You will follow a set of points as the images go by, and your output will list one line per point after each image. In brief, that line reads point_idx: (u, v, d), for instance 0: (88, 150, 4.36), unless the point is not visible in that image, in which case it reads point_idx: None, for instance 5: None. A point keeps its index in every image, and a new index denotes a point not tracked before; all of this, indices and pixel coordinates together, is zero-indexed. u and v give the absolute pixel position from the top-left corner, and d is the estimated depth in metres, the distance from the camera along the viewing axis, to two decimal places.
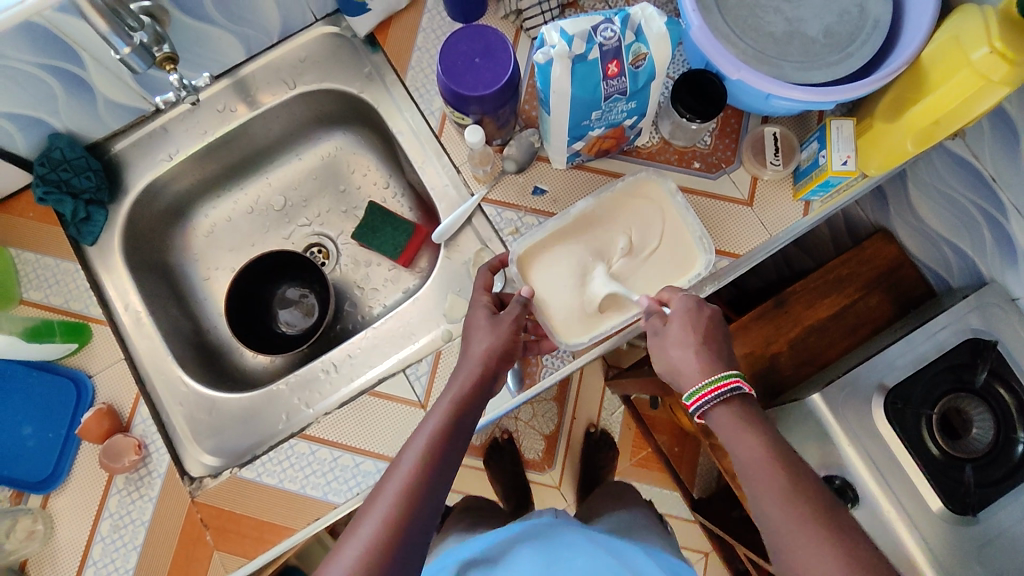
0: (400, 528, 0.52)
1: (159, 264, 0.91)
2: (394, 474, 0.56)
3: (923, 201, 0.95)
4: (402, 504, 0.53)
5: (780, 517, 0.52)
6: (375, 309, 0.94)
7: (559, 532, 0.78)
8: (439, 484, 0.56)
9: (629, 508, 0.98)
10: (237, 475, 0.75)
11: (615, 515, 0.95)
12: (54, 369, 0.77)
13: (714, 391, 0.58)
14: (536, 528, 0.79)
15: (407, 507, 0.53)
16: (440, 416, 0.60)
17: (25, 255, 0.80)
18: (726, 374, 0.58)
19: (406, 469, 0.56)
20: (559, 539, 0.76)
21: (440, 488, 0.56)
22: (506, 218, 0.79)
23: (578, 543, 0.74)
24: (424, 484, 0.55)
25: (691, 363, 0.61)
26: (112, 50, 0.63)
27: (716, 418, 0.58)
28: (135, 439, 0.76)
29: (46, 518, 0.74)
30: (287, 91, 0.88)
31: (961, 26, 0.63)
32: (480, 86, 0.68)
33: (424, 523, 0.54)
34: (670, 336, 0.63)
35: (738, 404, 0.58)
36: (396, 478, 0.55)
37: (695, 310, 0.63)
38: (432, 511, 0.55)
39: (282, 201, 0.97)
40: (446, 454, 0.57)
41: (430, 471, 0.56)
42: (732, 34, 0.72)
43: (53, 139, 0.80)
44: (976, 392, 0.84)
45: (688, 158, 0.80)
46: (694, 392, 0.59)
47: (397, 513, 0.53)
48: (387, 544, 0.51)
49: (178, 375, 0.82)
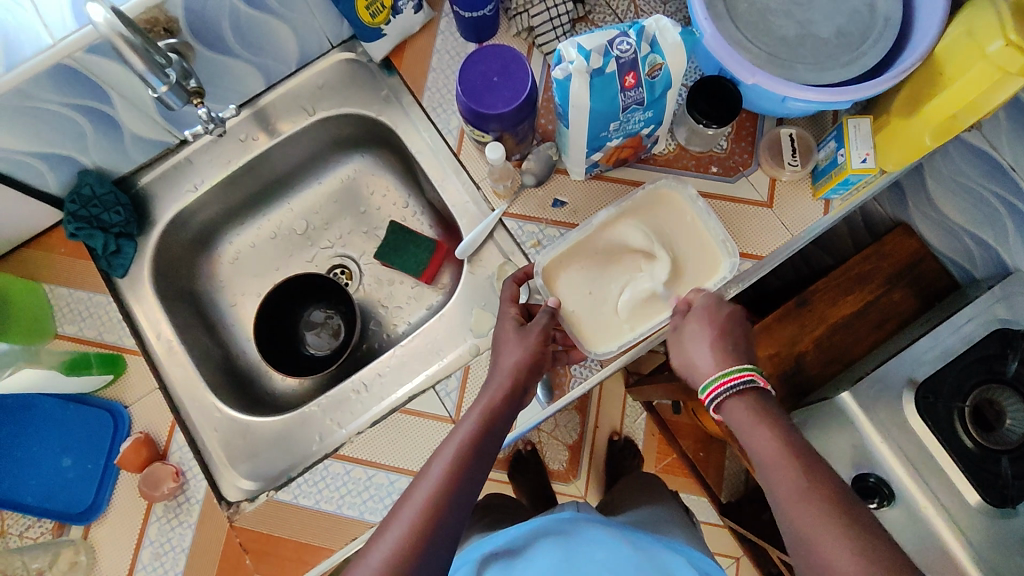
0: (425, 532, 0.52)
1: (187, 293, 0.92)
2: (423, 480, 0.56)
3: (941, 194, 0.95)
4: (430, 509, 0.54)
5: (799, 514, 0.51)
6: (400, 327, 0.95)
7: (580, 527, 0.77)
8: (466, 492, 0.56)
9: (665, 502, 0.96)
10: (274, 497, 0.76)
11: (642, 507, 0.94)
12: (91, 401, 0.79)
13: (726, 383, 0.58)
14: (559, 524, 0.78)
15: (434, 512, 0.54)
16: (469, 426, 0.61)
17: (59, 290, 0.82)
18: (739, 367, 0.59)
19: (434, 475, 0.56)
20: (580, 536, 0.74)
21: (468, 495, 0.56)
22: (528, 230, 0.80)
23: (599, 540, 0.73)
24: (453, 489, 0.55)
25: (710, 366, 0.61)
26: (149, 90, 0.65)
27: (732, 412, 0.58)
28: (172, 467, 0.77)
29: (88, 548, 0.75)
30: (306, 118, 0.90)
31: (973, 20, 0.64)
32: (500, 103, 0.69)
33: (451, 529, 0.54)
34: (688, 332, 0.65)
35: (752, 396, 0.58)
36: (424, 485, 0.56)
37: (714, 308, 0.65)
38: (460, 517, 0.55)
39: (304, 225, 0.99)
40: (475, 462, 0.58)
41: (458, 478, 0.56)
42: (744, 40, 0.73)
43: (83, 176, 0.82)
44: (1009, 382, 0.83)
45: (705, 163, 0.81)
46: (708, 384, 0.60)
47: (424, 517, 0.53)
48: (413, 547, 0.51)
49: (212, 400, 0.82)
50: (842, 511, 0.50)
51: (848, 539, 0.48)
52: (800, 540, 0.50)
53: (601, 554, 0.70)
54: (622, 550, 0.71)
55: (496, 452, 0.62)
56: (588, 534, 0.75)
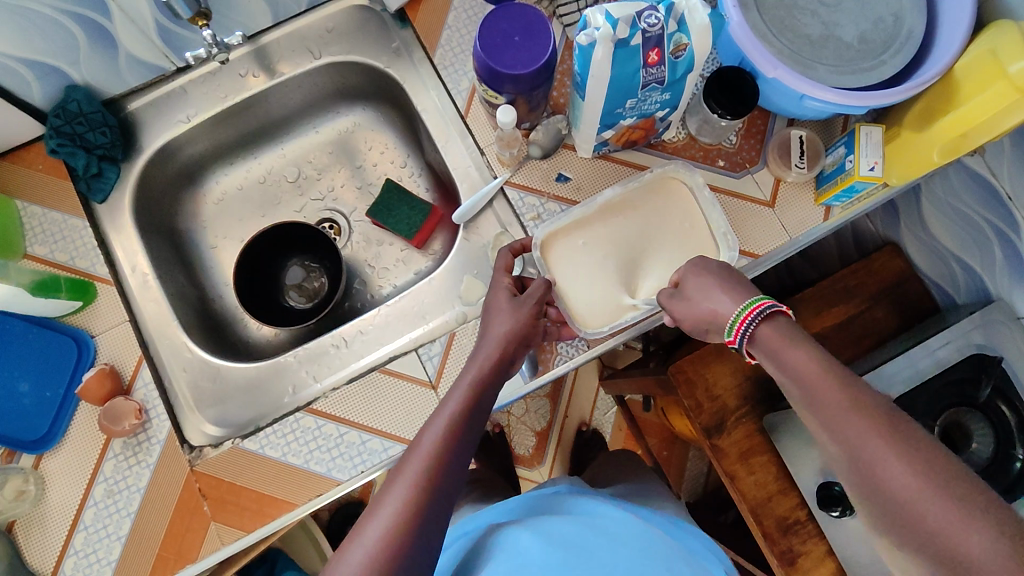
0: (421, 505, 0.53)
1: (169, 228, 0.89)
2: (416, 452, 0.56)
3: (934, 217, 0.96)
4: (425, 481, 0.54)
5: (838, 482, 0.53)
6: (384, 289, 0.93)
7: (570, 505, 0.76)
8: (459, 464, 0.57)
9: (641, 482, 0.96)
10: (239, 445, 0.74)
11: (624, 485, 0.94)
12: (55, 327, 0.75)
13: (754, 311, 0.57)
14: (550, 501, 0.78)
15: (429, 485, 0.54)
16: (456, 399, 0.60)
17: (32, 209, 0.77)
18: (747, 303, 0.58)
19: (428, 446, 0.56)
20: (583, 504, 0.76)
21: (460, 464, 0.57)
22: (528, 203, 0.79)
23: (601, 510, 0.75)
24: (445, 463, 0.56)
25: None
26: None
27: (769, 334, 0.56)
28: (136, 404, 0.73)
29: (38, 479, 0.72)
30: (311, 61, 0.87)
31: (996, 40, 0.64)
32: (518, 65, 0.67)
33: (445, 498, 0.55)
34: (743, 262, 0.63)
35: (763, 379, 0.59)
36: (416, 459, 0.56)
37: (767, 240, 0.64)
38: (451, 490, 0.55)
39: (296, 172, 0.96)
40: (465, 432, 0.58)
41: (451, 451, 0.56)
42: (769, 33, 0.72)
43: (70, 91, 0.78)
44: (977, 406, 0.86)
45: (713, 156, 0.80)
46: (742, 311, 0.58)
47: (420, 492, 0.53)
48: (410, 521, 0.52)
49: (184, 341, 0.81)
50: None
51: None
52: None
53: (609, 526, 0.71)
54: (631, 526, 0.72)
55: (483, 421, 0.62)
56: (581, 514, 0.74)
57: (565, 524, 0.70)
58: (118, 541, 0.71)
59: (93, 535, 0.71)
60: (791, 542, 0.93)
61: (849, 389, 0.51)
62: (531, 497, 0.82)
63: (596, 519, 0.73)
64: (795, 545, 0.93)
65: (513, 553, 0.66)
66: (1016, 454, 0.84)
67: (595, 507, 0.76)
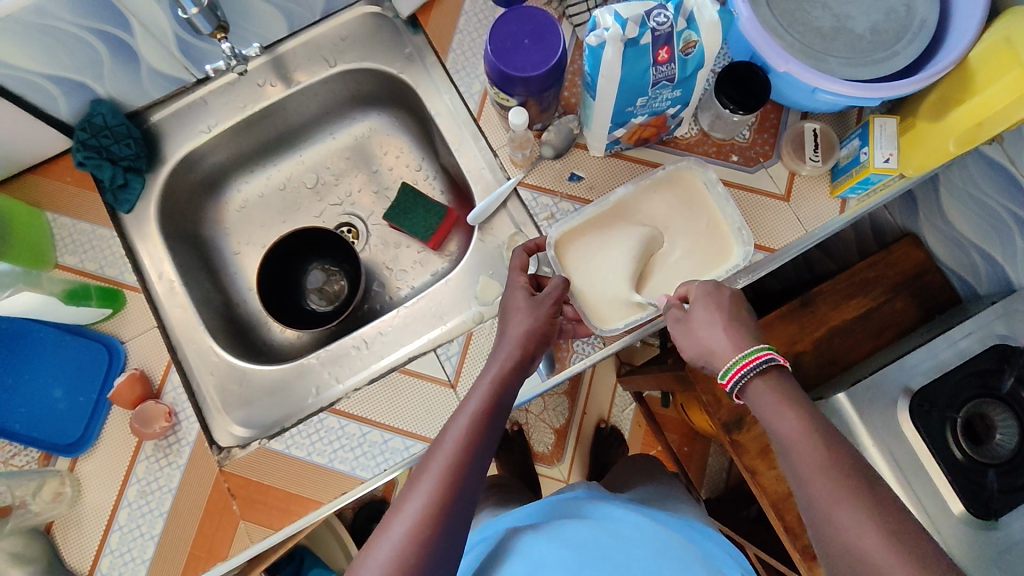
0: (444, 502, 0.54)
1: (192, 236, 0.91)
2: (439, 451, 0.58)
3: (954, 207, 0.94)
4: (448, 478, 0.55)
5: (854, 474, 0.53)
6: (403, 291, 0.94)
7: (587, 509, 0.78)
8: (480, 461, 0.58)
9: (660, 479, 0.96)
10: (265, 446, 0.76)
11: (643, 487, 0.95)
12: (87, 334, 0.78)
13: (747, 365, 0.59)
14: (567, 503, 0.80)
15: (452, 482, 0.55)
16: (477, 398, 0.62)
17: (62, 220, 0.80)
18: (742, 355, 0.60)
19: (450, 445, 0.58)
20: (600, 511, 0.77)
21: (481, 462, 0.58)
22: (542, 203, 0.80)
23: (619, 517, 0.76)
24: (467, 461, 0.57)
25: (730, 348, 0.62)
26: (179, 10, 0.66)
27: (766, 379, 0.59)
28: (165, 407, 0.75)
29: (74, 481, 0.75)
30: (326, 69, 0.89)
31: (1010, 28, 0.64)
32: (529, 67, 0.68)
33: (468, 495, 0.56)
34: (697, 318, 0.65)
35: (778, 372, 0.60)
36: (439, 456, 0.57)
37: (715, 293, 0.66)
38: (474, 487, 0.57)
39: (314, 178, 0.98)
40: (486, 431, 0.59)
41: (473, 449, 0.57)
42: (779, 28, 0.72)
43: (95, 106, 0.81)
44: (1002, 398, 0.85)
45: (726, 151, 0.80)
46: (730, 367, 0.60)
47: (443, 489, 0.55)
48: (434, 518, 0.53)
49: (210, 345, 0.83)
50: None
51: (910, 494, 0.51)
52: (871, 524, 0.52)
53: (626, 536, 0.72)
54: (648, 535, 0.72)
55: (504, 419, 0.63)
56: (597, 519, 0.75)
57: (581, 530, 0.71)
58: (152, 540, 0.74)
59: (128, 535, 0.74)
60: None
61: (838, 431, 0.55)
62: (549, 500, 0.83)
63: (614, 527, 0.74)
64: None
65: (531, 560, 0.67)
66: None
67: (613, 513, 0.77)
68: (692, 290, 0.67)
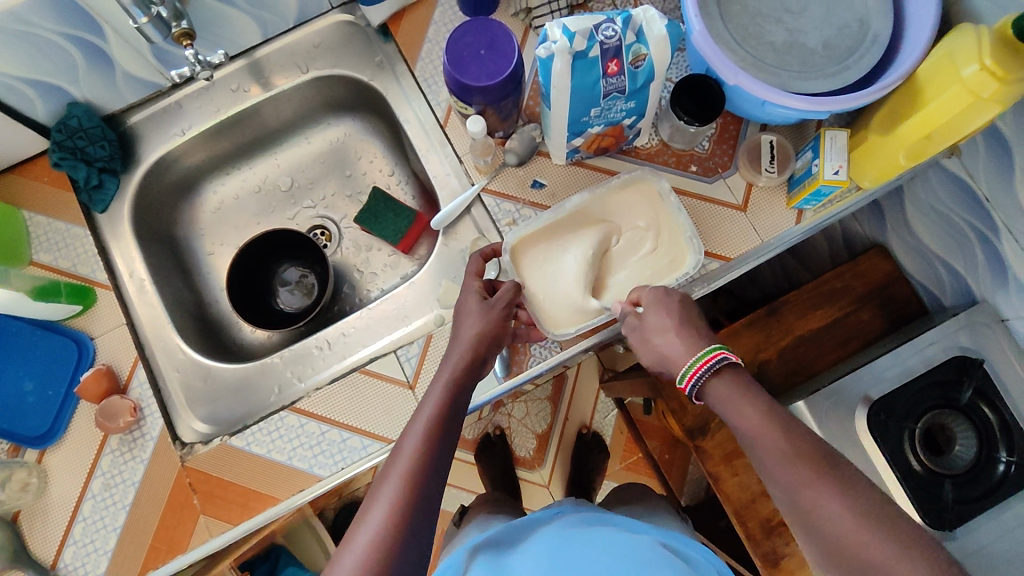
0: (407, 510, 0.54)
1: (167, 236, 0.94)
2: (397, 459, 0.58)
3: (919, 220, 0.95)
4: (409, 484, 0.55)
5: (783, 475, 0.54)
6: (372, 293, 0.96)
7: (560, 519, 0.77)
8: (440, 464, 0.58)
9: None
10: (226, 442, 0.77)
11: None
12: (59, 330, 0.80)
13: (704, 364, 0.60)
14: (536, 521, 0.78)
15: (414, 488, 0.55)
16: (433, 402, 0.62)
17: (38, 218, 0.82)
18: (700, 354, 0.61)
19: (408, 452, 0.57)
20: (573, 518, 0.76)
21: (442, 465, 0.58)
22: (504, 209, 0.82)
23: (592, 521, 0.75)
24: (427, 467, 0.57)
25: (687, 350, 0.62)
26: (131, 19, 0.69)
27: (716, 380, 0.60)
28: (131, 403, 0.78)
29: (40, 472, 0.77)
30: (300, 75, 0.91)
31: (954, 43, 0.65)
32: (484, 77, 0.70)
33: (432, 500, 0.56)
34: (650, 324, 0.66)
35: (730, 371, 0.60)
36: (399, 464, 0.57)
37: (664, 298, 0.67)
38: (437, 490, 0.57)
39: (289, 181, 1.00)
40: (444, 434, 0.59)
41: (431, 452, 0.57)
42: (732, 42, 0.73)
43: (71, 108, 0.83)
44: (961, 409, 0.85)
45: (685, 161, 0.82)
46: (688, 368, 0.61)
47: (405, 495, 0.54)
48: (398, 526, 0.53)
49: (177, 343, 0.85)
50: (827, 467, 0.54)
51: (836, 498, 0.52)
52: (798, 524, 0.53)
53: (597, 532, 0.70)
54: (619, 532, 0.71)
55: (461, 421, 0.63)
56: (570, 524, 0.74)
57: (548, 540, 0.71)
58: (114, 532, 0.75)
59: (91, 526, 0.76)
60: (775, 543, 0.93)
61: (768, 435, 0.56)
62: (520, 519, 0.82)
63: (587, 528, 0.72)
64: (778, 546, 0.93)
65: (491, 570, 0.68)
66: (999, 457, 0.83)
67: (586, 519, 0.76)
68: (642, 295, 0.68)
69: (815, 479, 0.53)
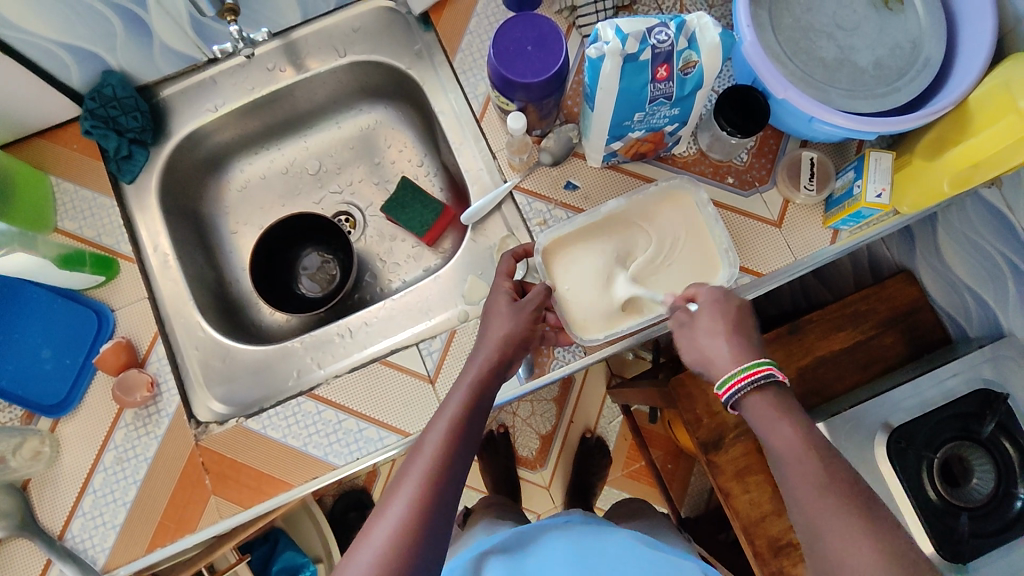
0: (426, 509, 0.53)
1: (192, 212, 0.93)
2: (418, 456, 0.57)
3: (950, 248, 0.92)
4: (429, 483, 0.54)
5: (810, 498, 0.53)
6: (394, 283, 0.95)
7: (579, 526, 0.77)
8: (462, 465, 0.57)
9: None
10: (242, 425, 0.77)
11: None
12: (79, 299, 0.79)
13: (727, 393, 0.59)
14: (552, 526, 0.79)
15: (434, 487, 0.54)
16: (458, 400, 0.61)
17: (64, 185, 0.82)
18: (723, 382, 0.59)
19: (429, 449, 0.56)
20: (591, 528, 0.77)
21: (462, 466, 0.57)
22: (536, 208, 0.80)
23: (610, 533, 0.75)
24: (447, 467, 0.56)
25: (720, 365, 0.61)
26: None
27: (745, 396, 0.58)
28: (148, 377, 0.77)
29: (53, 441, 0.76)
30: (336, 59, 0.90)
31: (1011, 73, 0.64)
32: (529, 73, 0.69)
33: (451, 501, 0.55)
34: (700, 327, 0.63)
35: (765, 391, 0.57)
36: (419, 461, 0.56)
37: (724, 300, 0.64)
38: (456, 491, 0.55)
39: (317, 166, 0.99)
40: (466, 434, 0.58)
41: (453, 451, 0.56)
42: (782, 55, 0.72)
43: (106, 76, 0.82)
44: (981, 442, 0.84)
45: (723, 173, 0.80)
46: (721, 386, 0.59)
47: (425, 493, 0.54)
48: (416, 525, 0.52)
49: (197, 320, 0.84)
50: (853, 493, 0.53)
51: (862, 525, 0.51)
52: (819, 543, 0.52)
53: (614, 547, 0.71)
54: (635, 549, 0.71)
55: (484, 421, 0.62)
56: (588, 533, 0.75)
57: (568, 547, 0.71)
58: (124, 507, 0.75)
59: (101, 499, 0.75)
60: (781, 563, 0.92)
61: (800, 460, 0.54)
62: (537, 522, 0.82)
63: (604, 540, 0.73)
64: (784, 567, 0.92)
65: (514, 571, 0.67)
66: (1017, 493, 0.82)
67: (605, 531, 0.76)
68: (683, 308, 0.67)
69: (853, 507, 0.51)
